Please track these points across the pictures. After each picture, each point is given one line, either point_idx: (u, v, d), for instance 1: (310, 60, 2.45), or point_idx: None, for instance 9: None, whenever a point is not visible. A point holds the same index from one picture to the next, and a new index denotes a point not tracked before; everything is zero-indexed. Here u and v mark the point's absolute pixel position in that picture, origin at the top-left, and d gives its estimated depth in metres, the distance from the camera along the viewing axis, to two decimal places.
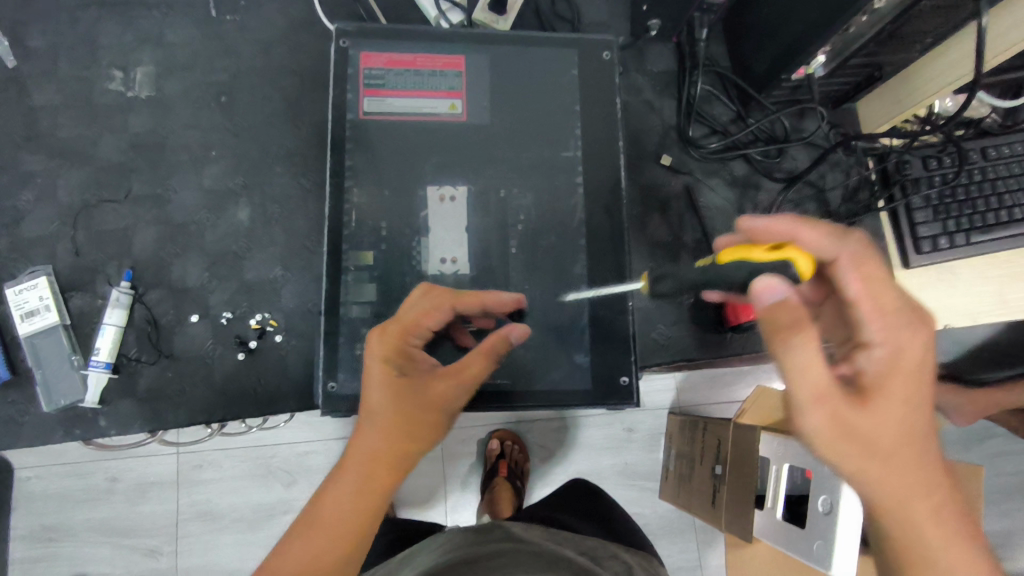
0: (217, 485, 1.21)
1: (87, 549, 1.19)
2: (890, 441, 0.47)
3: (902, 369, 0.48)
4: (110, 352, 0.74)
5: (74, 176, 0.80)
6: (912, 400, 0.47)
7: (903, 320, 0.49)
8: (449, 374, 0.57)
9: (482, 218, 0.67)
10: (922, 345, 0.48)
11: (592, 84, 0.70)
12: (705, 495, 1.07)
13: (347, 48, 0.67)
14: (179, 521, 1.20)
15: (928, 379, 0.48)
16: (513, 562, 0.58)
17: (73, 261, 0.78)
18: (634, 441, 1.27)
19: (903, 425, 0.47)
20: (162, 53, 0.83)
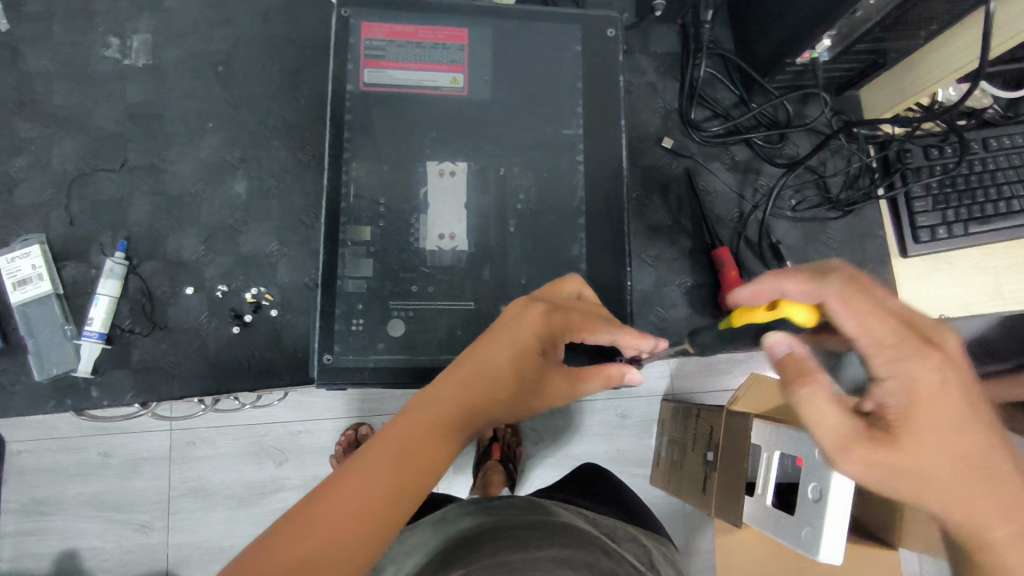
0: (209, 462, 1.21)
1: (79, 522, 1.19)
2: (960, 491, 0.37)
3: (922, 405, 0.37)
4: (104, 322, 0.73)
5: (67, 144, 0.79)
6: (965, 439, 0.37)
7: (909, 344, 0.38)
8: (568, 373, 0.58)
9: (482, 196, 0.66)
10: (934, 369, 0.37)
11: (595, 62, 0.69)
12: (694, 481, 1.08)
13: (347, 17, 0.66)
14: (171, 497, 1.20)
15: (962, 407, 0.37)
16: (522, 535, 0.58)
17: (66, 231, 0.77)
18: (627, 427, 1.28)
19: (977, 473, 0.37)
20: (160, 20, 0.81)
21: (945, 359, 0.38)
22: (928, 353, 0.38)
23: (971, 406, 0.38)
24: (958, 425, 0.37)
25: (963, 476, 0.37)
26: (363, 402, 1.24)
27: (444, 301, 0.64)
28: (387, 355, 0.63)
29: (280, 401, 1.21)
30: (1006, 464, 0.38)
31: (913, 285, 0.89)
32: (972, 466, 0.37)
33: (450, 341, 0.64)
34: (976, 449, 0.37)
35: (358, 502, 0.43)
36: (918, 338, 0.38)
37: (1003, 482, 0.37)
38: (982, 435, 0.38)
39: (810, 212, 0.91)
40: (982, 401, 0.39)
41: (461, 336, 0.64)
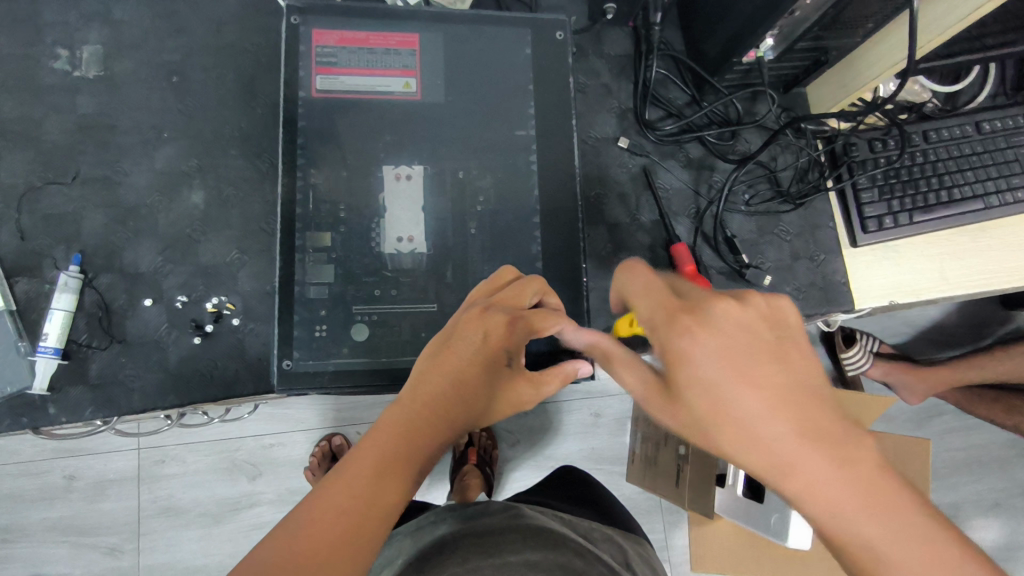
0: (179, 480, 1.18)
1: (45, 549, 1.16)
2: (724, 438, 0.40)
3: (679, 368, 0.42)
4: (60, 337, 0.71)
5: (15, 158, 0.77)
6: (721, 396, 0.41)
7: (667, 317, 0.44)
8: (527, 380, 0.59)
9: (440, 198, 0.67)
10: (686, 331, 0.43)
11: (546, 63, 0.70)
12: (669, 475, 1.13)
13: (298, 24, 0.66)
14: (141, 518, 1.18)
15: (713, 364, 0.41)
16: (494, 540, 0.59)
17: (17, 246, 0.75)
18: (600, 425, 1.29)
19: (731, 423, 0.40)
20: (110, 31, 0.80)
21: (697, 324, 0.43)
22: (683, 325, 0.43)
23: (728, 362, 0.41)
24: (713, 381, 0.41)
25: (721, 426, 0.40)
26: (336, 411, 1.24)
27: (406, 303, 0.65)
28: (351, 358, 0.63)
29: (250, 414, 1.20)
30: (763, 409, 0.40)
31: (866, 273, 0.92)
32: (739, 415, 0.40)
33: (413, 342, 0.65)
34: (734, 401, 0.40)
35: (348, 519, 0.46)
36: (680, 313, 0.44)
37: (759, 425, 0.40)
38: (739, 387, 0.41)
39: (764, 206, 0.93)
40: (745, 354, 0.41)
41: (424, 337, 0.65)
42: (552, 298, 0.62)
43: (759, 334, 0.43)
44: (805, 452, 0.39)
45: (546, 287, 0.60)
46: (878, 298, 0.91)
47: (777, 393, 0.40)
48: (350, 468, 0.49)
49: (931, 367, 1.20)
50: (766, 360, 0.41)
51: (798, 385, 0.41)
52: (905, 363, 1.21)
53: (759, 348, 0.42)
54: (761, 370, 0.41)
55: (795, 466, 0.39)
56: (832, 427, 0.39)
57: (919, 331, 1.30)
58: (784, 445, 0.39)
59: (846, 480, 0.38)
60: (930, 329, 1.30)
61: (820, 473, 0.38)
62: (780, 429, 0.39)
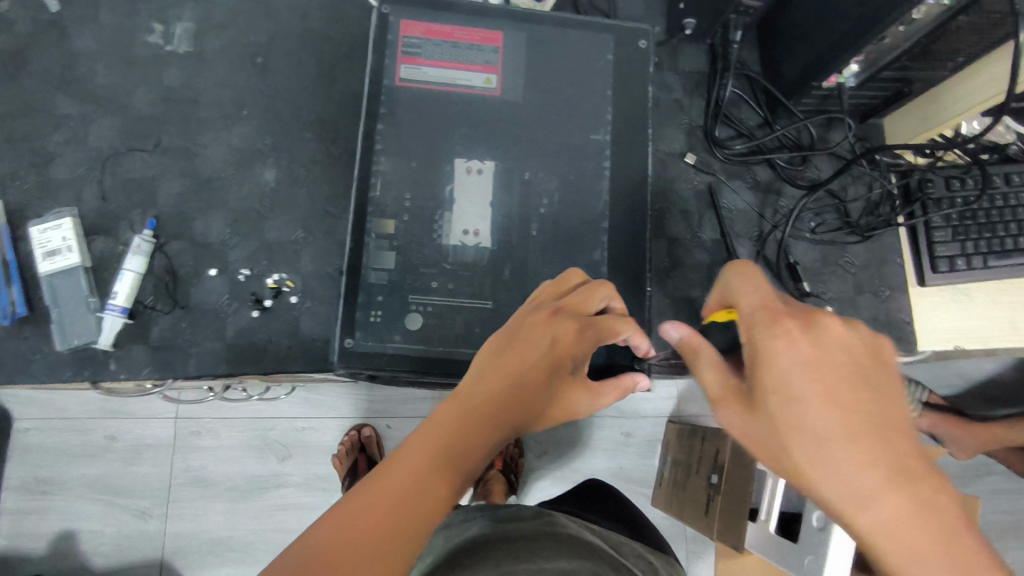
0: (212, 453, 1.21)
1: (80, 504, 1.20)
2: (794, 450, 0.41)
3: (766, 373, 0.43)
4: (128, 297, 0.74)
5: (105, 122, 0.80)
6: (803, 406, 0.41)
7: (769, 318, 0.44)
8: (587, 391, 0.59)
9: (509, 196, 0.67)
10: (785, 334, 0.43)
11: (626, 70, 0.70)
12: (698, 503, 1.10)
13: (388, 14, 0.66)
14: (172, 485, 1.20)
15: (804, 373, 0.42)
16: (531, 545, 0.58)
17: (98, 206, 0.77)
18: (631, 445, 1.29)
19: (805, 438, 0.41)
20: (203, 11, 0.84)
21: (796, 330, 0.43)
22: (785, 328, 0.43)
23: (817, 379, 0.41)
24: (797, 393, 0.41)
25: (794, 436, 0.41)
26: (369, 403, 1.25)
27: (463, 298, 0.65)
28: (406, 345, 0.64)
29: (287, 396, 1.22)
30: (844, 435, 0.40)
31: (930, 313, 0.89)
32: (813, 429, 0.41)
33: (467, 336, 0.64)
34: (814, 414, 0.41)
35: (393, 511, 0.45)
36: (781, 315, 0.44)
37: (835, 450, 0.40)
38: (823, 405, 0.41)
39: (829, 237, 0.90)
40: (833, 372, 0.42)
41: (477, 334, 0.65)
42: (617, 305, 0.62)
43: (856, 359, 0.43)
44: (880, 484, 0.39)
45: (613, 293, 0.60)
46: (942, 342, 0.88)
47: (859, 421, 0.40)
48: (399, 458, 0.48)
49: (985, 424, 1.14)
50: (856, 388, 0.41)
51: (886, 419, 0.41)
52: (961, 420, 1.15)
53: (849, 371, 0.42)
54: (849, 396, 0.41)
55: (863, 496, 0.39)
56: (910, 466, 0.39)
57: (974, 385, 1.25)
58: (859, 472, 0.39)
59: (908, 519, 0.38)
60: (987, 384, 1.24)
61: (886, 507, 0.39)
62: (858, 459, 0.39)
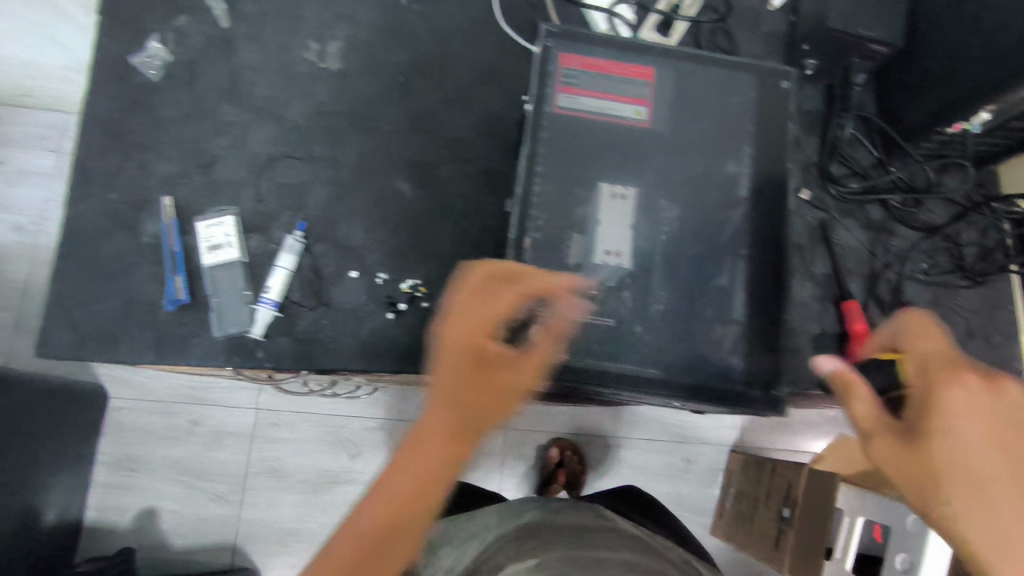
0: (288, 445, 1.28)
1: (161, 484, 1.26)
2: (948, 482, 0.47)
3: (933, 411, 0.49)
4: (279, 292, 0.80)
5: (262, 130, 0.86)
6: (973, 450, 0.47)
7: (954, 366, 0.50)
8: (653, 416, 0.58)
9: (650, 222, 0.71)
10: (966, 382, 0.49)
11: (766, 110, 0.73)
12: (769, 536, 1.18)
13: (550, 47, 0.69)
14: (248, 473, 1.27)
15: (976, 419, 0.48)
16: (589, 537, 0.70)
17: (254, 207, 0.84)
18: (691, 470, 1.42)
19: (961, 475, 0.47)
20: (355, 31, 0.89)
21: (978, 382, 0.49)
22: (964, 378, 0.49)
23: (986, 429, 0.48)
24: (962, 434, 0.47)
25: (951, 470, 0.47)
26: None
27: (586, 314, 0.67)
28: (552, 352, 0.66)
29: (362, 396, 1.30)
30: (1000, 482, 0.46)
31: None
32: (969, 466, 0.47)
33: (605, 351, 0.68)
34: (978, 458, 0.47)
35: (393, 518, 0.54)
36: (961, 367, 0.50)
37: (988, 494, 0.46)
38: (984, 450, 0.47)
39: (941, 279, 0.91)
40: (1003, 428, 0.48)
41: (614, 351, 0.68)
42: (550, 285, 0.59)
43: (1022, 424, 0.49)
44: (1023, 532, 0.45)
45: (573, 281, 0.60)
46: None
47: (1015, 475, 0.46)
48: (417, 459, 0.56)
49: None
50: (1017, 447, 0.48)
51: None
52: None
53: (1013, 431, 0.48)
54: (1011, 451, 0.47)
55: (993, 538, 0.45)
56: None
57: None
58: (1007, 517, 0.45)
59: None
60: None
61: (1012, 550, 0.45)
62: (1005, 505, 0.46)
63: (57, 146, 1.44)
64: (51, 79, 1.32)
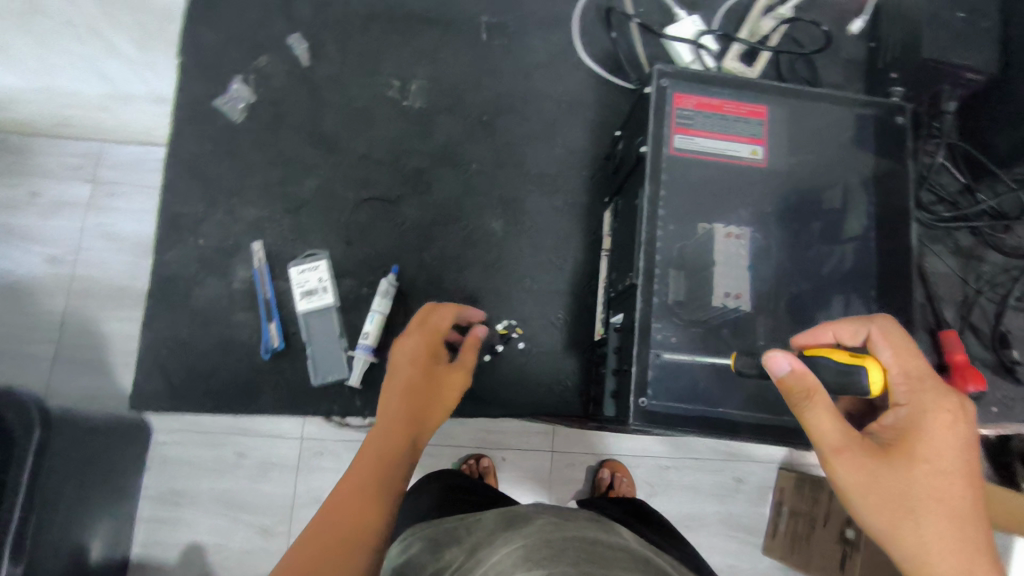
0: (333, 475, 1.20)
1: (204, 519, 1.18)
2: (910, 483, 0.51)
3: (917, 434, 0.52)
4: (376, 337, 0.77)
5: (350, 173, 0.85)
6: (938, 476, 0.51)
7: (910, 383, 0.54)
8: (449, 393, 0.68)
9: (764, 261, 0.70)
10: (949, 411, 0.52)
11: (872, 145, 0.73)
12: (834, 558, 1.10)
13: (666, 86, 0.70)
14: (294, 506, 1.19)
15: (955, 452, 0.51)
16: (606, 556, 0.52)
17: (345, 250, 0.83)
18: (743, 492, 1.24)
19: (921, 480, 0.50)
20: (437, 69, 0.89)
21: (913, 393, 0.53)
22: (947, 402, 0.52)
23: (956, 451, 0.51)
24: (934, 447, 0.51)
25: (912, 468, 0.51)
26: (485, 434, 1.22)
27: (695, 354, 0.67)
28: (682, 404, 0.65)
29: None
30: (950, 484, 0.50)
31: None
32: (926, 456, 0.51)
33: (731, 398, 0.66)
34: (947, 489, 0.50)
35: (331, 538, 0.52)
36: (927, 382, 0.53)
37: (940, 496, 0.50)
38: (953, 463, 0.51)
39: None
40: (948, 445, 0.51)
41: (745, 398, 0.66)
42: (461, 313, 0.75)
43: (952, 442, 0.51)
44: (958, 528, 0.50)
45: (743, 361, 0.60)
46: None
47: (952, 482, 0.50)
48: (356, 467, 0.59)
49: None
50: (966, 466, 0.51)
51: (967, 488, 0.51)
52: None
53: (957, 452, 0.51)
54: (963, 466, 0.51)
55: (923, 512, 0.50)
56: (974, 528, 0.50)
57: None
58: (953, 512, 0.50)
59: (961, 558, 0.49)
60: None
61: (934, 564, 0.49)
62: (961, 508, 0.50)
63: (92, 173, 1.24)
64: (87, 107, 1.11)
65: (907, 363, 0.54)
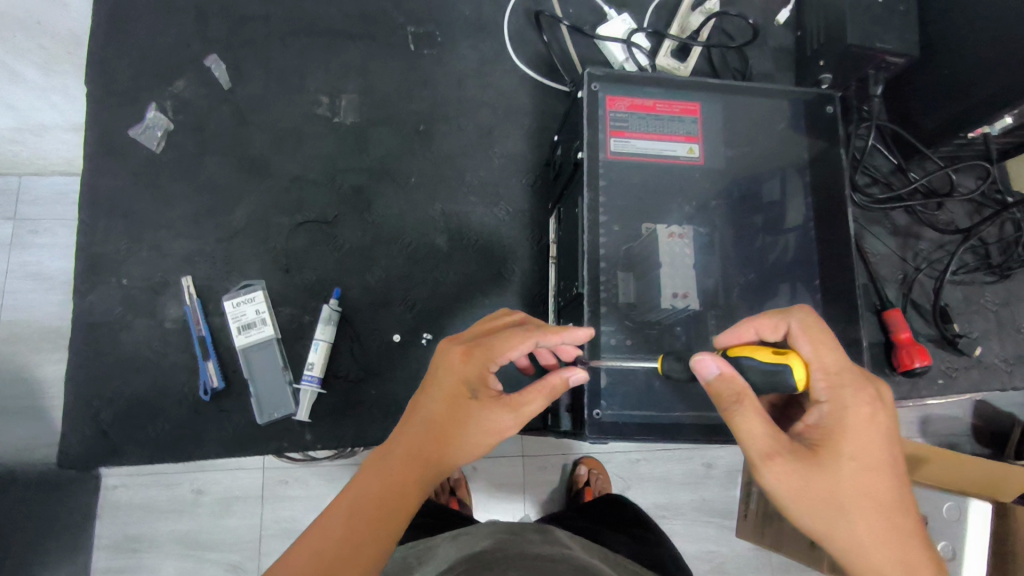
0: (303, 502, 1.12)
1: (169, 563, 1.08)
2: (843, 484, 0.49)
3: (845, 430, 0.50)
4: (322, 366, 0.74)
5: (283, 198, 0.82)
6: (868, 471, 0.49)
7: (833, 379, 0.51)
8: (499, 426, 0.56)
9: (708, 259, 0.69)
10: (870, 403, 0.50)
11: (807, 134, 0.73)
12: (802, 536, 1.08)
13: (597, 90, 0.69)
14: (263, 538, 1.10)
15: (881, 447, 0.50)
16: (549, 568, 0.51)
17: (283, 278, 0.79)
18: (713, 477, 1.24)
19: (853, 480, 0.49)
20: (366, 82, 0.86)
21: (835, 388, 0.51)
22: (866, 393, 0.51)
23: (881, 443, 0.50)
24: (864, 444, 0.49)
25: (845, 468, 0.49)
26: None
27: (645, 355, 0.67)
28: (638, 412, 0.64)
29: None
30: (880, 479, 0.49)
31: None
32: (854, 453, 0.49)
33: (684, 400, 0.65)
34: (875, 483, 0.49)
35: None
36: (848, 376, 0.51)
37: (873, 493, 0.49)
38: (880, 458, 0.49)
39: (970, 278, 0.91)
40: (875, 437, 0.50)
41: (698, 398, 0.65)
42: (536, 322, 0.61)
43: (878, 435, 0.50)
44: (889, 519, 0.49)
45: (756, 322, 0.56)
46: None
47: (880, 477, 0.49)
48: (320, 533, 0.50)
49: None
50: (892, 457, 0.50)
51: (895, 478, 0.50)
52: None
53: (883, 445, 0.50)
54: (890, 457, 0.50)
55: (859, 510, 0.49)
56: (903, 514, 0.49)
57: None
58: (883, 506, 0.49)
59: (894, 548, 0.49)
60: None
61: (871, 557, 0.49)
62: (893, 498, 0.49)
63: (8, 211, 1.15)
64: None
65: (824, 356, 0.51)
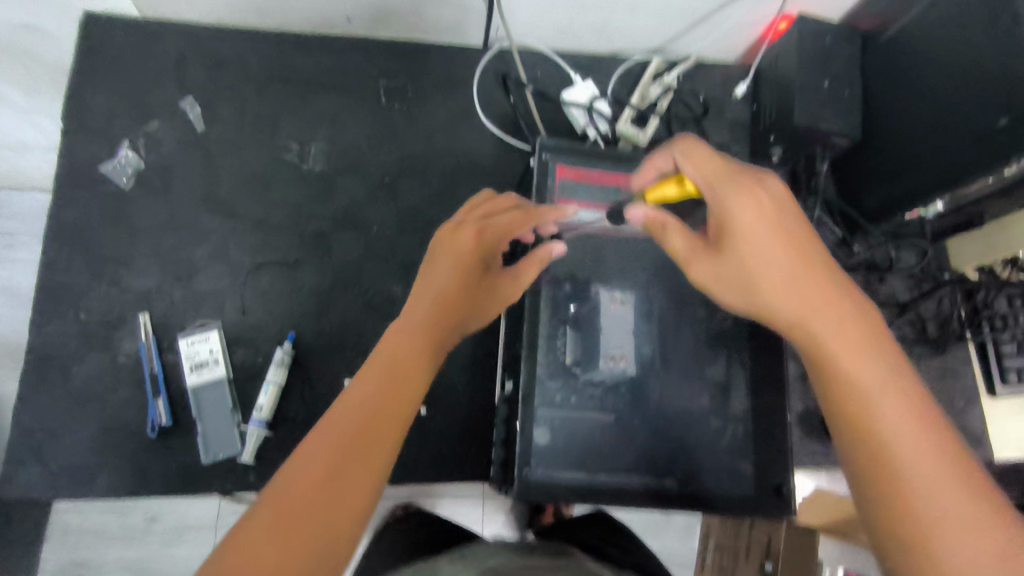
0: None
1: None
2: (824, 343, 0.51)
3: (799, 302, 0.53)
4: (270, 410, 0.76)
5: (246, 240, 0.84)
6: (842, 330, 0.51)
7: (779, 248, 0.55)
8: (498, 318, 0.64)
9: (649, 324, 0.72)
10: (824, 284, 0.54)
11: None
12: None
13: (546, 159, 0.74)
14: None
15: (857, 333, 0.51)
16: None
17: (239, 318, 0.81)
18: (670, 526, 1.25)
19: (833, 345, 0.51)
20: (336, 132, 0.89)
21: (778, 254, 0.55)
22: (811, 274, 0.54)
23: (847, 320, 0.52)
24: (828, 326, 0.52)
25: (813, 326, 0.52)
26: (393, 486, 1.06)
27: (585, 411, 0.69)
28: (567, 472, 0.67)
29: None
30: (858, 344, 0.50)
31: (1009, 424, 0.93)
32: (822, 328, 0.52)
33: (613, 463, 0.68)
34: (852, 347, 0.50)
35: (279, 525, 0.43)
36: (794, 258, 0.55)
37: (860, 364, 0.50)
38: (852, 339, 0.51)
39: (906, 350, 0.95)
40: (842, 317, 0.52)
41: (626, 461, 0.68)
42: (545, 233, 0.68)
43: (842, 316, 0.52)
44: (894, 390, 0.48)
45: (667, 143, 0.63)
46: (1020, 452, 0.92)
47: (861, 349, 0.50)
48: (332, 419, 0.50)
49: None
50: (869, 335, 0.51)
51: (882, 352, 0.50)
52: None
53: (852, 321, 0.52)
54: (864, 334, 0.51)
55: (852, 381, 0.49)
56: (907, 386, 0.49)
57: None
58: (875, 373, 0.49)
59: (909, 418, 0.47)
60: None
61: (893, 433, 0.46)
62: (881, 365, 0.49)
63: None
64: None
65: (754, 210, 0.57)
